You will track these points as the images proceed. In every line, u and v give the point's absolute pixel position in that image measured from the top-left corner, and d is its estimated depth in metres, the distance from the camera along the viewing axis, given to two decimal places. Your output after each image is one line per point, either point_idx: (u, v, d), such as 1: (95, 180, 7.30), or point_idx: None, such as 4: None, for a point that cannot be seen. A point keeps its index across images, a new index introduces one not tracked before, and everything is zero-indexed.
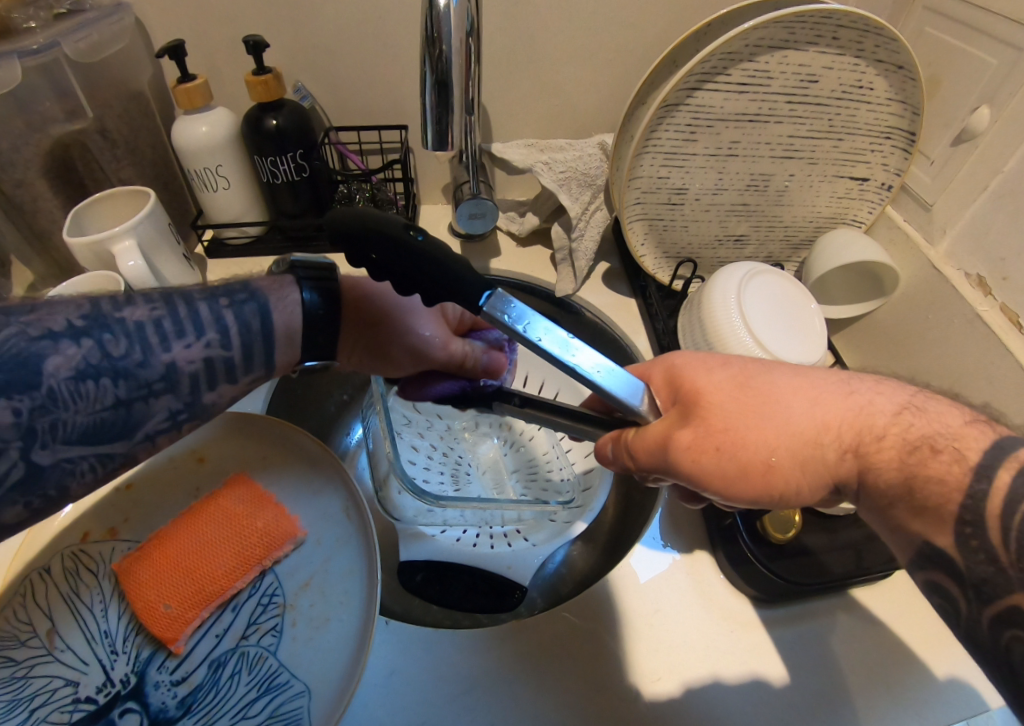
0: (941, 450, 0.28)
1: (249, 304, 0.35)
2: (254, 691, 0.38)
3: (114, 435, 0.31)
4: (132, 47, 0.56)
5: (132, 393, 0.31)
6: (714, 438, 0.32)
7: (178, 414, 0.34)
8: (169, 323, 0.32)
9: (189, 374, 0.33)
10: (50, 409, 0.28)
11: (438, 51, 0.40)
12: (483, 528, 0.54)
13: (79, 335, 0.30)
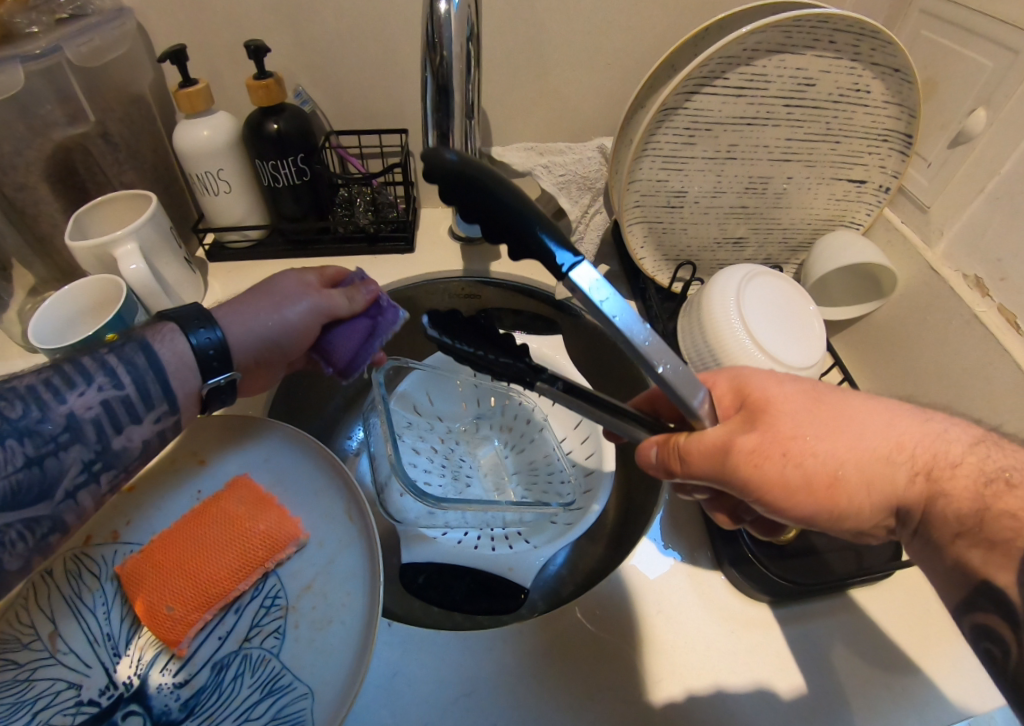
0: (1016, 486, 0.30)
1: (132, 346, 0.36)
2: (257, 693, 0.38)
3: (36, 497, 0.32)
4: (134, 51, 0.56)
5: (41, 449, 0.32)
6: (780, 445, 0.33)
7: (93, 463, 0.35)
8: (57, 380, 0.34)
9: (92, 421, 0.34)
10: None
11: (440, 57, 0.40)
12: (484, 530, 0.54)
13: None
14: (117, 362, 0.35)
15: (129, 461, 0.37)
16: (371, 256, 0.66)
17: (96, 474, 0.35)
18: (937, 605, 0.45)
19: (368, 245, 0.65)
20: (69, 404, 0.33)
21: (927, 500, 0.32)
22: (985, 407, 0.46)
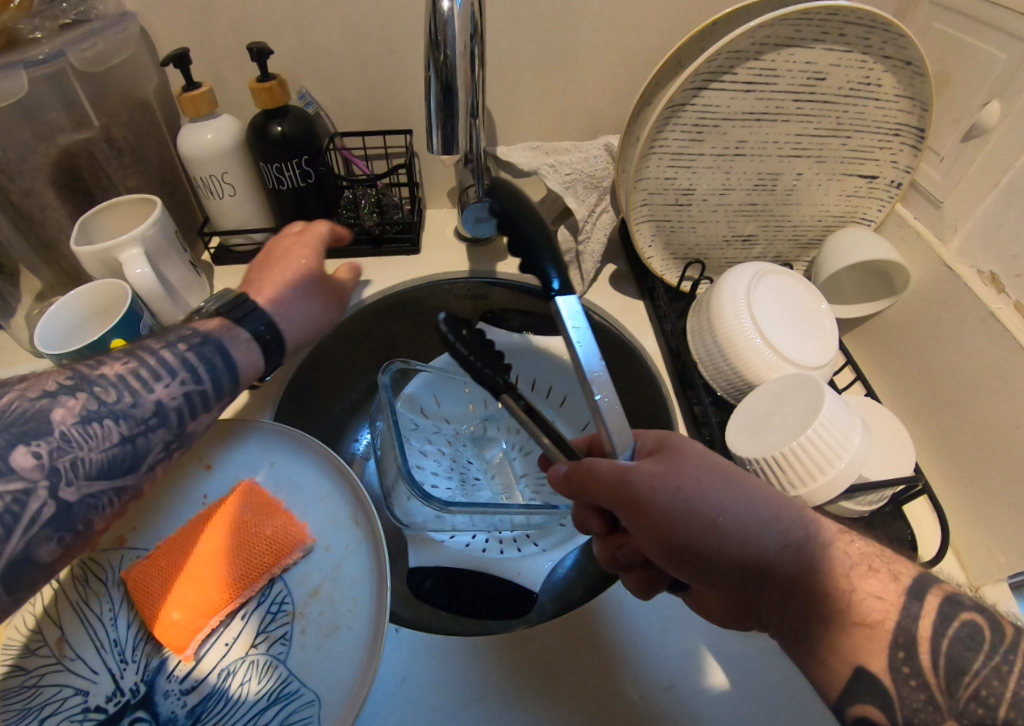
0: (878, 570, 0.32)
1: (208, 344, 0.41)
2: (263, 700, 0.37)
3: (125, 468, 0.36)
4: (138, 56, 0.57)
5: (132, 428, 0.36)
6: (678, 479, 0.35)
7: (172, 445, 0.38)
8: (145, 372, 0.37)
9: (175, 409, 0.38)
10: (65, 449, 0.33)
11: (443, 55, 0.40)
12: (493, 533, 0.54)
13: (73, 389, 0.35)
14: (221, 347, 0.41)
15: (191, 444, 0.40)
16: (377, 257, 0.65)
17: (172, 452, 0.39)
18: None
19: (374, 247, 0.65)
20: (158, 394, 0.37)
21: (794, 576, 0.32)
22: (1003, 407, 0.44)
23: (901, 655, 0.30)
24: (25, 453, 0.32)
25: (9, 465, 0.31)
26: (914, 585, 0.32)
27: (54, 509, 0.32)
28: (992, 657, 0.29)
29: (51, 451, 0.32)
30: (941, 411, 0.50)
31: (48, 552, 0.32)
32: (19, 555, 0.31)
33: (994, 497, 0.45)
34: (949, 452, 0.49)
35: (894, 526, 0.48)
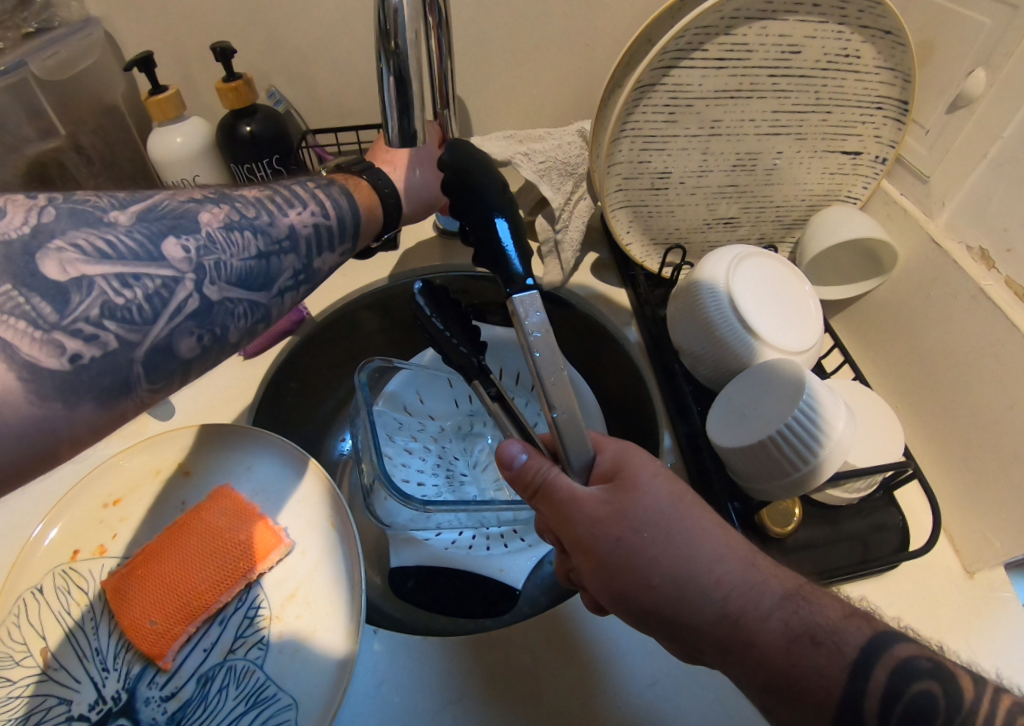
0: (820, 643, 0.28)
1: (335, 188, 0.40)
2: (242, 705, 0.38)
3: (259, 285, 0.33)
4: (103, 62, 0.56)
5: (269, 248, 0.34)
6: (619, 528, 0.33)
7: (300, 275, 0.36)
8: (280, 196, 0.36)
9: (305, 236, 0.36)
10: (210, 248, 0.31)
11: (393, 44, 0.38)
12: (479, 529, 0.52)
13: (217, 201, 0.33)
14: (339, 195, 0.39)
15: (314, 282, 0.37)
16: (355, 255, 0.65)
17: (299, 284, 0.36)
18: (942, 594, 0.44)
19: None
20: (276, 225, 0.34)
21: (725, 647, 0.30)
22: (995, 387, 0.43)
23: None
24: (174, 244, 0.29)
25: (161, 252, 0.29)
26: (860, 656, 0.27)
27: (197, 304, 0.30)
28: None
29: (199, 248, 0.30)
30: (932, 393, 0.48)
31: (189, 347, 0.29)
32: (161, 343, 0.28)
33: (986, 479, 0.44)
34: (940, 435, 0.48)
35: (883, 512, 0.47)
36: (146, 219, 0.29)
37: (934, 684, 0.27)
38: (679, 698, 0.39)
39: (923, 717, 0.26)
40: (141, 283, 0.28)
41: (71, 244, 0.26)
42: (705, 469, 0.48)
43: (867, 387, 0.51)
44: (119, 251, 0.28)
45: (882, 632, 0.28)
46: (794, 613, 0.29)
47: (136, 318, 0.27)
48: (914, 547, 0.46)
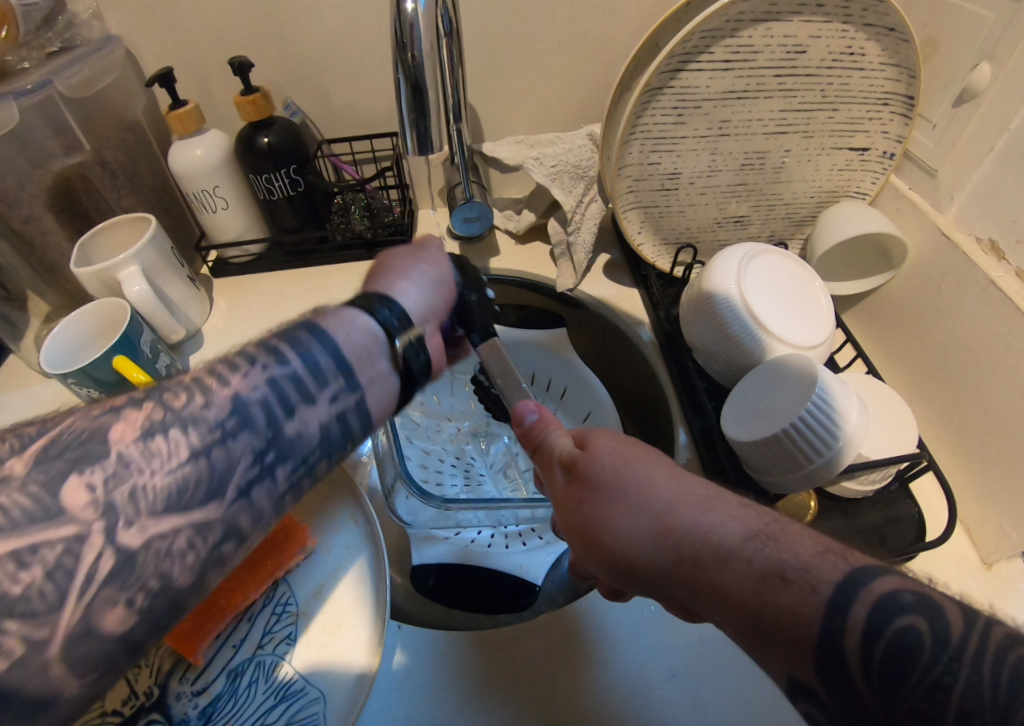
0: (791, 581, 0.27)
1: (322, 338, 0.35)
2: (271, 698, 0.38)
3: (202, 498, 0.29)
4: (125, 78, 0.58)
5: (206, 439, 0.29)
6: (580, 491, 0.36)
7: (265, 451, 0.31)
8: (221, 365, 0.32)
9: (256, 405, 0.31)
10: (123, 477, 0.27)
11: (410, 57, 0.40)
12: (497, 528, 0.55)
13: (141, 401, 0.29)
14: (286, 345, 0.34)
15: (304, 451, 0.33)
16: (370, 261, 0.66)
17: (267, 465, 0.31)
18: (962, 586, 0.44)
19: (367, 251, 0.66)
20: (307, 413, 0.33)
21: (689, 587, 0.30)
22: (1009, 378, 0.43)
23: (830, 670, 0.25)
24: (75, 485, 0.26)
25: (59, 505, 0.25)
26: (837, 594, 0.26)
27: (116, 559, 0.26)
28: (930, 668, 0.23)
29: (106, 481, 0.26)
30: (945, 385, 0.49)
31: (112, 621, 0.25)
32: (76, 628, 0.24)
33: (1001, 471, 0.44)
34: (954, 427, 0.48)
35: (899, 504, 0.48)
36: (42, 460, 0.26)
37: (920, 618, 0.25)
38: (697, 689, 0.39)
39: (906, 653, 0.24)
40: (41, 557, 0.24)
41: (18, 482, 0.25)
42: (720, 465, 0.48)
43: (880, 380, 0.51)
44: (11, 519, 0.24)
45: (872, 571, 0.26)
46: (757, 551, 0.28)
47: (40, 606, 0.24)
48: (931, 537, 0.46)
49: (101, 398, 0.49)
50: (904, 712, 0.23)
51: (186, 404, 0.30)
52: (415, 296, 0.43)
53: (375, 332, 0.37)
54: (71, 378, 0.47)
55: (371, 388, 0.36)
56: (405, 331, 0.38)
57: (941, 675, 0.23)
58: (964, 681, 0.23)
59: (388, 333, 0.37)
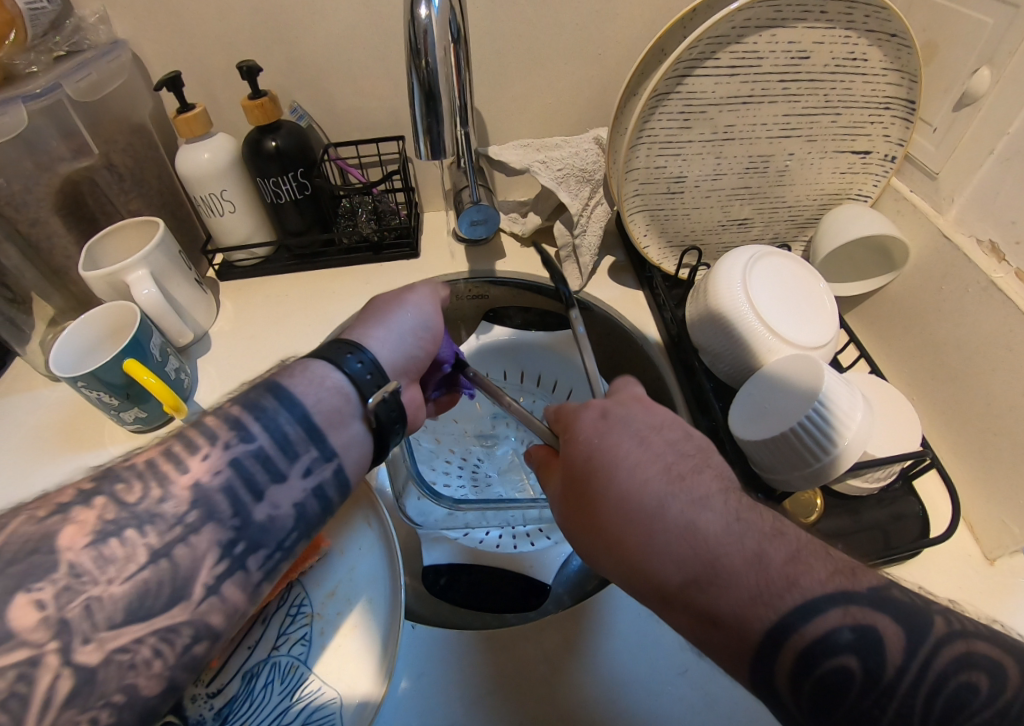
0: (788, 588, 0.28)
1: (288, 414, 0.36)
2: (288, 699, 0.39)
3: (165, 599, 0.30)
4: (132, 82, 0.58)
5: (166, 539, 0.31)
6: (583, 479, 0.37)
7: (233, 544, 0.32)
8: (178, 448, 0.33)
9: (218, 495, 0.33)
10: (77, 589, 0.28)
11: (424, 64, 0.41)
12: (507, 528, 0.56)
13: (89, 496, 0.31)
14: (251, 417, 0.35)
15: (276, 535, 0.34)
16: (376, 264, 0.67)
17: (237, 558, 0.32)
18: (967, 583, 0.45)
19: (373, 254, 0.66)
20: (277, 494, 0.34)
21: (683, 582, 0.31)
22: (1011, 376, 0.44)
23: (807, 671, 0.28)
24: (22, 603, 0.27)
25: (7, 626, 0.26)
26: (821, 598, 0.28)
27: (72, 680, 0.27)
28: (903, 670, 0.26)
29: (57, 595, 0.28)
30: (947, 385, 0.50)
31: None
32: None
33: (1004, 468, 0.45)
34: (957, 426, 0.49)
35: (903, 501, 0.49)
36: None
37: (898, 629, 0.27)
38: (710, 685, 0.40)
39: (878, 659, 0.27)
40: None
41: None
42: (728, 465, 0.49)
43: (884, 380, 0.52)
44: None
45: (849, 582, 0.29)
46: (741, 557, 0.30)
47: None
48: (936, 533, 0.47)
49: (110, 401, 0.49)
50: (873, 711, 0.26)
51: (142, 497, 0.31)
52: (390, 350, 0.46)
53: (347, 378, 0.39)
54: (82, 381, 0.47)
55: (344, 451, 0.37)
56: (377, 388, 0.40)
57: (908, 679, 0.26)
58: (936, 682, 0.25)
59: (358, 391, 0.39)
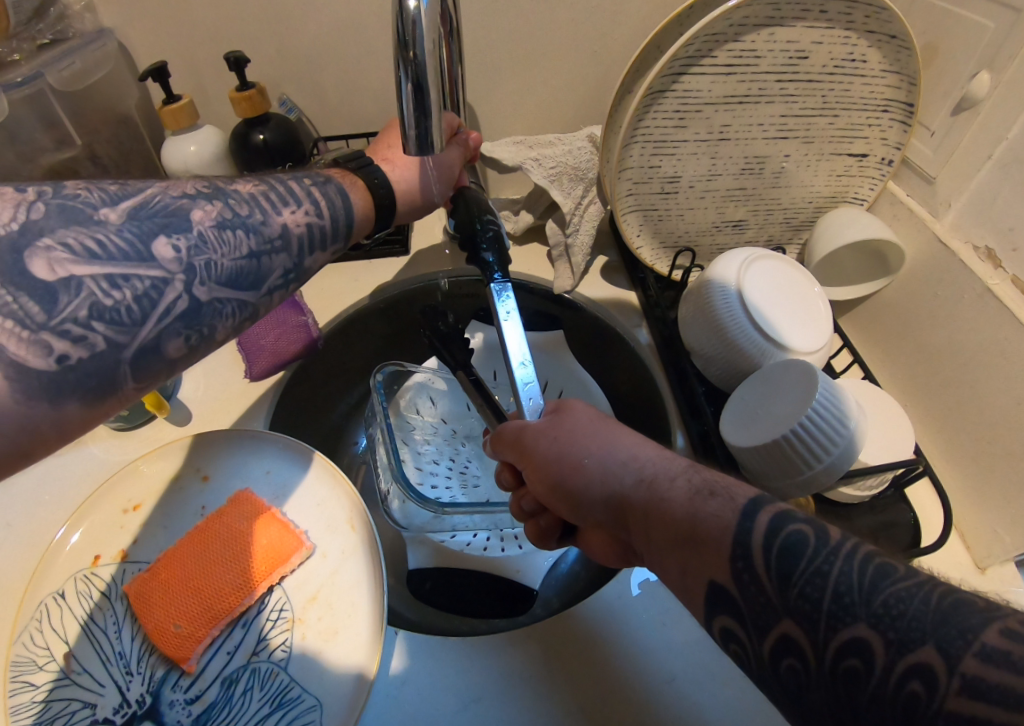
0: (717, 494, 0.28)
1: (329, 186, 0.39)
2: (267, 706, 0.38)
3: (249, 285, 0.33)
4: (118, 71, 0.57)
5: (261, 247, 0.34)
6: (553, 431, 0.39)
7: (291, 275, 0.36)
8: (274, 194, 0.36)
9: (298, 236, 0.36)
10: (202, 249, 0.31)
11: (412, 56, 0.39)
12: (494, 530, 0.54)
13: (210, 197, 0.33)
14: (278, 187, 0.36)
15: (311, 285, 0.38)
16: (366, 260, 0.66)
17: (289, 287, 0.36)
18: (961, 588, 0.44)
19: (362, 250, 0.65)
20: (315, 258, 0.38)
21: (645, 509, 0.31)
22: (1006, 383, 0.43)
23: (741, 567, 0.25)
24: (165, 243, 0.30)
25: (151, 252, 0.29)
26: (750, 503, 0.27)
27: (187, 304, 0.30)
28: (813, 560, 0.24)
29: (190, 247, 0.30)
30: (941, 391, 0.49)
31: (177, 347, 0.30)
32: (150, 343, 0.29)
33: (997, 477, 0.44)
34: (951, 436, 0.48)
35: (896, 507, 0.48)
36: (135, 216, 0.29)
37: (807, 525, 0.25)
38: (698, 694, 0.39)
39: (793, 554, 0.24)
40: (131, 284, 0.28)
41: (117, 227, 0.28)
42: (719, 468, 0.48)
43: (876, 386, 0.52)
44: (109, 251, 0.28)
45: (758, 495, 0.27)
46: (693, 477, 0.31)
47: (125, 319, 0.28)
48: (928, 541, 0.46)
49: None
50: (796, 598, 0.24)
51: (246, 213, 0.33)
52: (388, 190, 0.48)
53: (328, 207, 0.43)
54: None
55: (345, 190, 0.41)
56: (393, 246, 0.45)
57: (821, 565, 0.23)
58: (841, 568, 0.23)
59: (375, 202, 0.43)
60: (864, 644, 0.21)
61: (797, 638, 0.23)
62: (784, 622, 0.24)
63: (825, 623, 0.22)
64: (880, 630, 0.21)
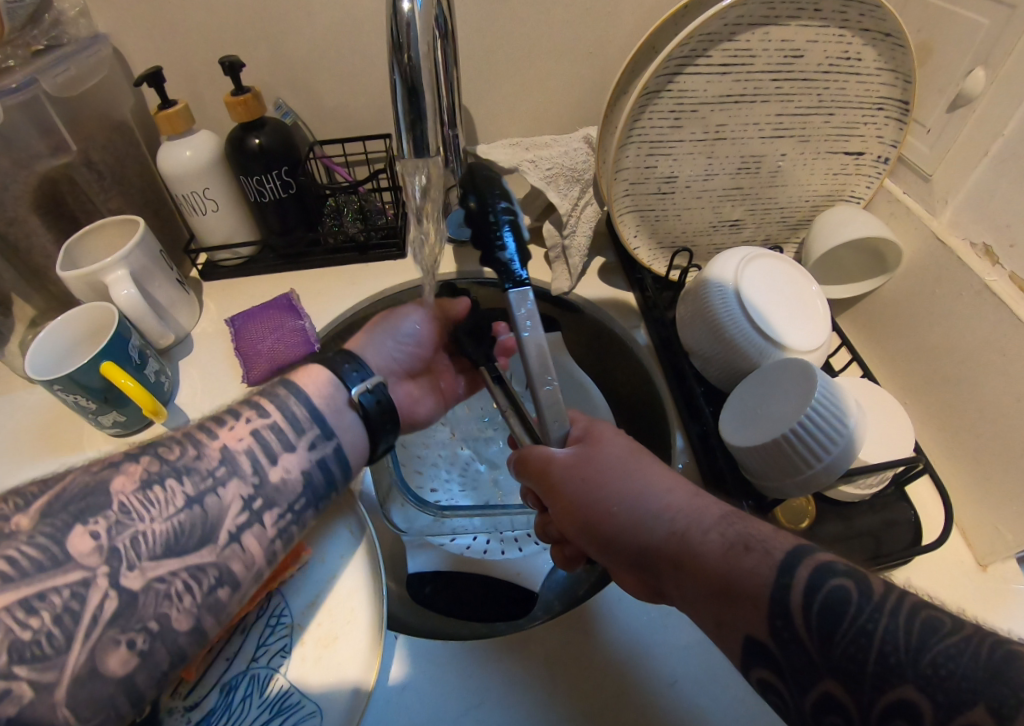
0: (752, 549, 0.29)
1: (279, 387, 0.41)
2: (265, 714, 0.37)
3: (194, 543, 0.34)
4: (112, 76, 0.57)
5: (199, 487, 0.35)
6: (580, 471, 0.37)
7: (251, 500, 0.36)
8: (221, 419, 0.38)
9: (242, 453, 0.37)
10: (125, 524, 0.32)
11: (406, 58, 0.40)
12: (493, 534, 0.55)
13: (137, 455, 0.35)
14: (259, 401, 0.40)
15: (287, 499, 0.38)
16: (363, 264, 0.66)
17: (255, 512, 0.36)
18: (962, 587, 0.44)
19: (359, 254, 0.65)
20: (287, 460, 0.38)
21: (676, 563, 0.31)
22: (1005, 380, 0.43)
23: (779, 625, 0.27)
24: (81, 534, 0.31)
25: (67, 552, 0.31)
26: (787, 557, 0.28)
27: (116, 602, 0.31)
28: (858, 616, 0.25)
29: (110, 527, 0.32)
30: (941, 389, 0.49)
31: (116, 661, 0.30)
32: (82, 669, 0.30)
33: (997, 474, 0.44)
34: (951, 433, 0.48)
35: (896, 506, 0.48)
36: (47, 513, 0.32)
37: (848, 580, 0.26)
38: (699, 695, 0.39)
39: (836, 607, 0.26)
40: (49, 601, 0.30)
41: (30, 534, 0.31)
42: (718, 467, 0.48)
43: (874, 384, 0.52)
44: (21, 569, 0.30)
45: (795, 547, 0.29)
46: (730, 529, 0.31)
47: (46, 652, 0.29)
48: (928, 539, 0.46)
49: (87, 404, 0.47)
50: (838, 656, 0.25)
51: (182, 456, 0.36)
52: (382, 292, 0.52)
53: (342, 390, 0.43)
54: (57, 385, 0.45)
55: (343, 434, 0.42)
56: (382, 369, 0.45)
57: (865, 622, 0.25)
58: (885, 625, 0.25)
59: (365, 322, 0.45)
60: (910, 704, 0.23)
61: (839, 696, 0.25)
62: (826, 681, 0.25)
63: (871, 683, 0.24)
64: (928, 691, 0.23)
